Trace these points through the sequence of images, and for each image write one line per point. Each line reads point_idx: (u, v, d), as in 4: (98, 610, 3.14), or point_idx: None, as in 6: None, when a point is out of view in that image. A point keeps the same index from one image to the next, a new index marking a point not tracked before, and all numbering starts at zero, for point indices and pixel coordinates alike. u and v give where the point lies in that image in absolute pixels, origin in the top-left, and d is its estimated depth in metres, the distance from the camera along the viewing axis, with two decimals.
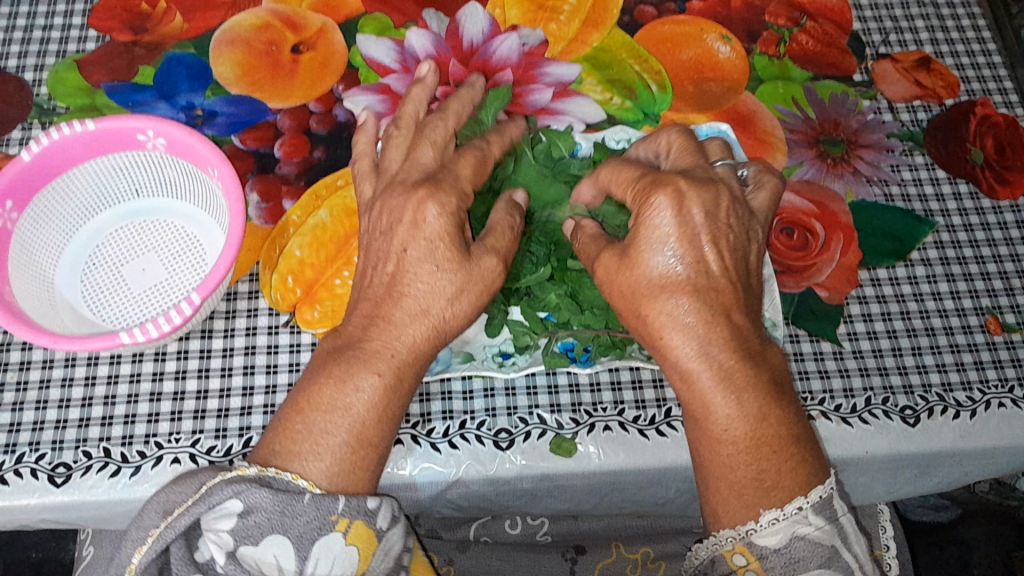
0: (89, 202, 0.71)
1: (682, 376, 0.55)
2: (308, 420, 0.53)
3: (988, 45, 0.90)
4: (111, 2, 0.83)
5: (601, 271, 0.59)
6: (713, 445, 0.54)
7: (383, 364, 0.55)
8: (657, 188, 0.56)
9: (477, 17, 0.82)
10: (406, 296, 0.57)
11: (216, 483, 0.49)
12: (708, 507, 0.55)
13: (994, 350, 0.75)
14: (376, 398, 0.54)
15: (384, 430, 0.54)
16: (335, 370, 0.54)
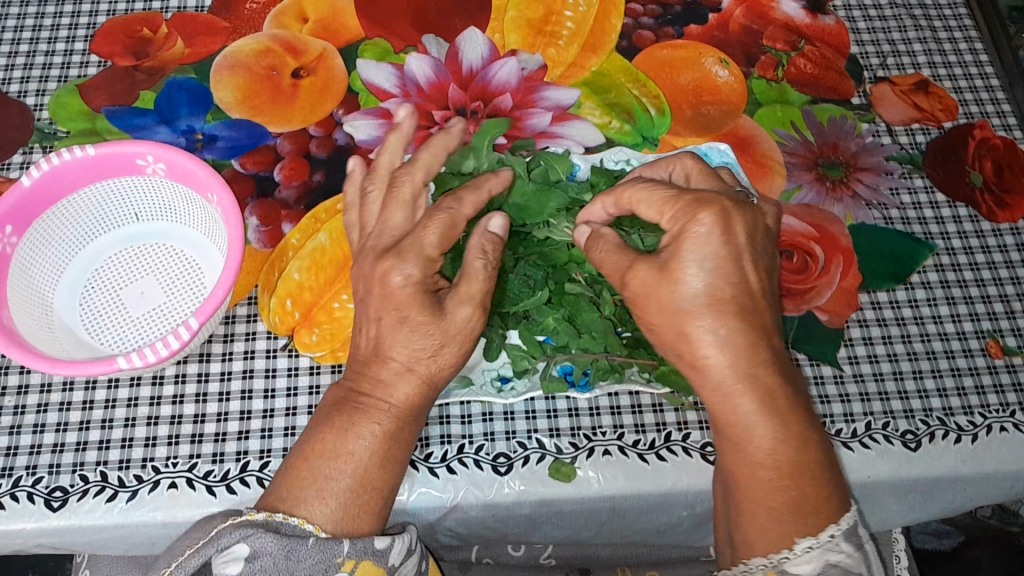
0: (89, 226, 0.72)
1: (719, 397, 0.54)
2: (314, 466, 0.54)
3: (986, 67, 0.90)
4: (113, 28, 0.84)
5: (631, 284, 0.56)
6: (752, 470, 0.54)
7: (383, 415, 0.56)
8: (699, 204, 0.54)
9: (476, 42, 0.82)
10: (389, 357, 0.56)
11: (225, 526, 0.49)
12: (743, 531, 0.55)
13: (995, 374, 0.75)
14: (378, 443, 0.55)
15: (389, 473, 0.55)
16: (337, 421, 0.55)
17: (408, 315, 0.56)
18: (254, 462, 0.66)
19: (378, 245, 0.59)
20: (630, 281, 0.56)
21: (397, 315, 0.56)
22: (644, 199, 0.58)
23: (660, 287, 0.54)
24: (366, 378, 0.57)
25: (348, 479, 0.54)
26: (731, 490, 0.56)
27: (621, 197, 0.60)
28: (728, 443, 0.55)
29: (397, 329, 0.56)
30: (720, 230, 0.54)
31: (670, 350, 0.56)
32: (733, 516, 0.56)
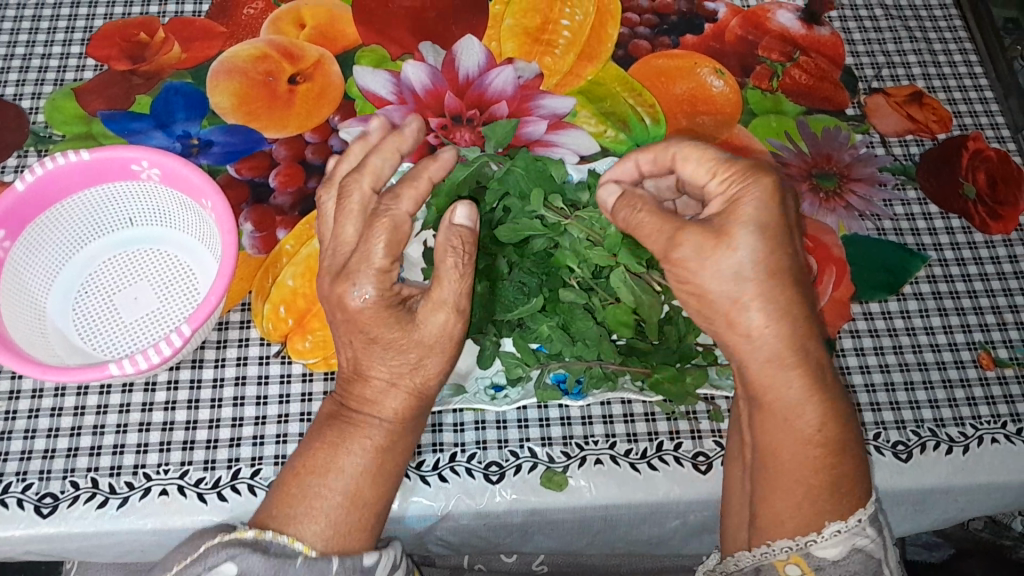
0: (83, 231, 0.72)
1: (770, 374, 0.55)
2: (305, 483, 0.55)
3: (980, 80, 0.91)
4: (110, 32, 0.84)
5: (682, 250, 0.53)
6: (797, 447, 0.56)
7: (374, 430, 0.57)
8: (756, 171, 0.55)
9: (473, 49, 0.82)
10: (370, 377, 0.57)
11: (213, 544, 0.51)
12: (780, 509, 0.57)
13: (986, 386, 0.75)
14: (372, 461, 0.56)
15: (382, 490, 0.57)
16: (328, 436, 0.57)
17: (375, 335, 0.55)
18: (245, 469, 0.66)
19: (332, 266, 0.58)
20: (676, 249, 0.54)
21: (365, 336, 0.56)
22: (693, 161, 0.58)
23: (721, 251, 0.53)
24: (351, 394, 0.58)
25: (338, 495, 0.55)
26: (769, 469, 0.57)
27: (663, 157, 0.60)
28: (771, 422, 0.56)
29: (370, 349, 0.56)
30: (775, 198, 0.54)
31: (717, 322, 0.55)
32: (768, 494, 0.57)
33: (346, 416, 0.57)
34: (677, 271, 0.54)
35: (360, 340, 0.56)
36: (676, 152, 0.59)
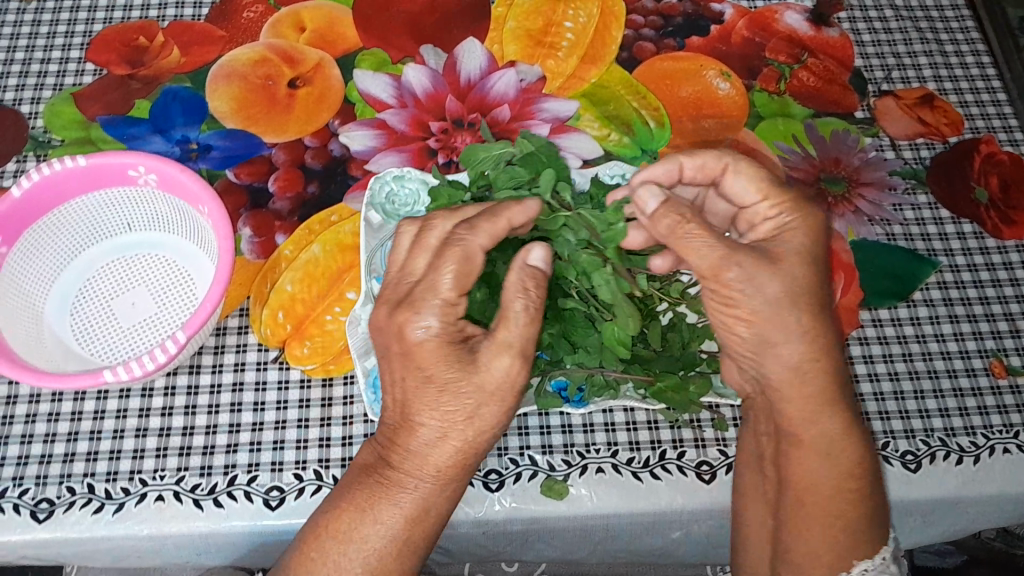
0: (81, 236, 0.72)
1: (812, 411, 0.57)
2: (325, 550, 0.54)
3: (993, 82, 0.89)
4: (110, 37, 0.84)
5: (728, 273, 0.54)
6: (835, 482, 0.57)
7: (406, 497, 0.55)
8: (808, 204, 0.58)
9: (475, 53, 0.82)
10: (421, 426, 0.54)
11: None
12: (816, 543, 0.58)
13: (998, 395, 0.74)
14: (398, 530, 0.55)
15: (405, 564, 0.56)
16: (356, 498, 0.55)
17: (431, 374, 0.53)
18: (242, 475, 0.65)
19: (393, 296, 0.55)
20: (728, 270, 0.54)
21: (420, 375, 0.53)
22: (744, 177, 0.60)
23: (769, 277, 0.54)
24: (395, 447, 0.55)
25: (355, 560, 0.54)
26: (804, 506, 0.58)
27: (712, 165, 0.60)
28: (810, 458, 0.58)
29: (421, 389, 0.54)
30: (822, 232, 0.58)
31: (764, 353, 0.56)
32: (803, 530, 0.58)
33: (383, 472, 0.56)
34: (723, 298, 0.56)
35: (413, 380, 0.54)
36: (729, 163, 0.60)
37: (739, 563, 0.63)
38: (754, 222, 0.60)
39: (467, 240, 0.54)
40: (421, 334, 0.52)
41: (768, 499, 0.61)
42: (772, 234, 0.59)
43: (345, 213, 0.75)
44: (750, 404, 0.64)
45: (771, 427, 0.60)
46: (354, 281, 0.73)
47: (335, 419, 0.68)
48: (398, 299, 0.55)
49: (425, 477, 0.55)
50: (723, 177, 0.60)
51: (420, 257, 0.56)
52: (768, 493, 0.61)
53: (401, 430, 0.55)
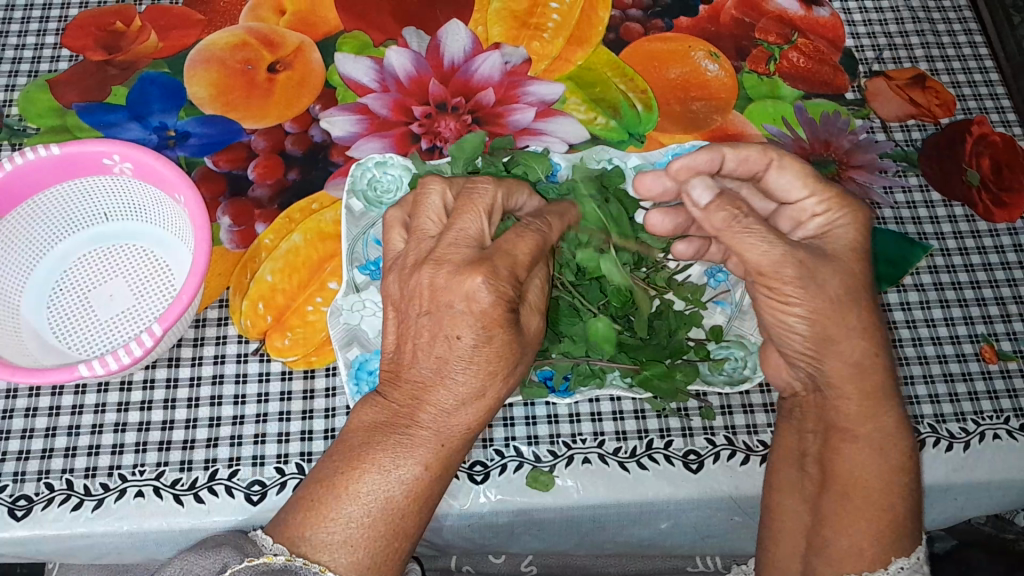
0: (57, 227, 0.70)
1: (865, 401, 0.57)
2: (344, 508, 0.50)
3: (986, 62, 0.88)
4: (86, 21, 0.82)
5: (787, 271, 0.56)
6: (886, 475, 0.56)
7: (428, 454, 0.51)
8: (851, 199, 0.60)
9: (458, 35, 0.80)
10: (457, 383, 0.51)
11: (242, 568, 0.48)
12: (858, 539, 0.55)
13: (989, 380, 0.73)
14: (419, 487, 0.51)
15: (422, 519, 0.52)
16: (379, 456, 0.51)
17: (493, 335, 0.50)
18: (223, 470, 0.65)
19: (457, 255, 0.52)
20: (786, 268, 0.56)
21: (482, 332, 0.50)
22: (790, 173, 0.61)
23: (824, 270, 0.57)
24: (423, 406, 0.52)
25: (374, 518, 0.50)
26: (852, 497, 0.56)
27: (757, 159, 0.62)
28: (863, 450, 0.57)
29: (477, 350, 0.50)
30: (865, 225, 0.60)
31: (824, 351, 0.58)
32: (850, 524, 0.55)
33: (409, 430, 0.51)
34: (781, 301, 0.58)
35: (467, 338, 0.50)
36: (774, 158, 0.61)
37: (765, 556, 0.60)
38: (799, 218, 0.62)
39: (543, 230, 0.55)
40: (493, 299, 0.50)
41: (807, 494, 0.59)
42: (821, 231, 0.61)
43: (326, 201, 0.74)
44: (796, 403, 0.63)
45: (819, 423, 0.60)
46: (337, 271, 0.72)
47: (317, 411, 0.67)
48: (462, 261, 0.51)
49: (454, 437, 0.52)
50: (769, 173, 0.62)
51: (476, 219, 0.53)
52: (808, 486, 0.59)
53: (431, 387, 0.52)
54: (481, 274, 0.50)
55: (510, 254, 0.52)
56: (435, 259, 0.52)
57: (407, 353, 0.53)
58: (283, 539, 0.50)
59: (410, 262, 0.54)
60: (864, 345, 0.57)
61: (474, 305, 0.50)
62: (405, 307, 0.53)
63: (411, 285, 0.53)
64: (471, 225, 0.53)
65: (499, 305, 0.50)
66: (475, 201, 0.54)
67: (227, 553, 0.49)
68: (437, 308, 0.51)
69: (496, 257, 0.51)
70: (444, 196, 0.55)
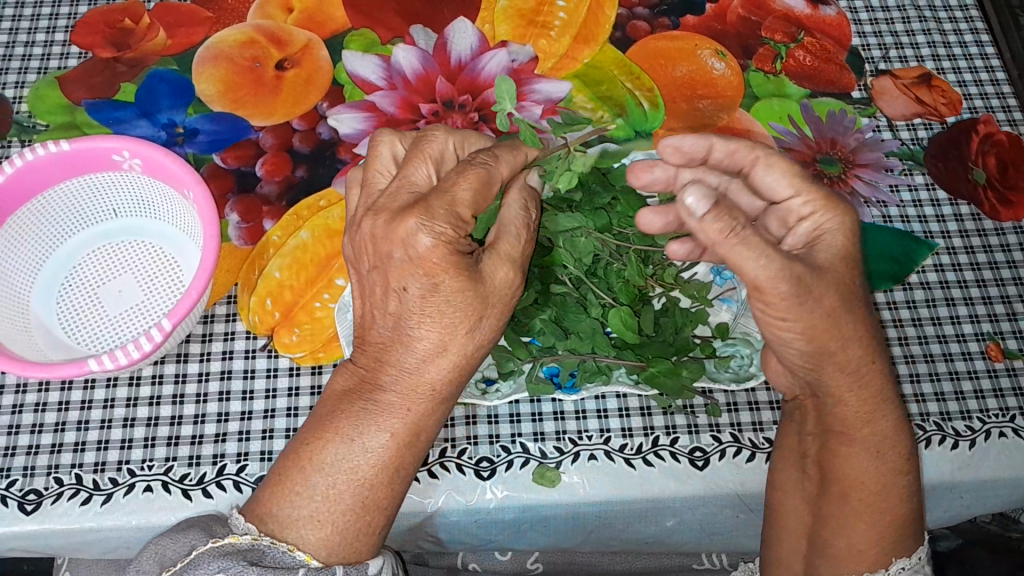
0: (66, 223, 0.71)
1: (862, 398, 0.56)
2: (309, 481, 0.51)
3: (992, 60, 0.88)
4: (95, 19, 0.82)
5: (783, 287, 0.51)
6: (884, 478, 0.57)
7: (396, 422, 0.52)
8: (838, 199, 0.56)
9: (465, 33, 0.80)
10: (416, 340, 0.51)
11: (206, 549, 0.50)
12: (857, 540, 0.57)
13: (994, 378, 0.73)
14: (386, 457, 0.52)
15: (395, 491, 0.53)
16: (344, 425, 0.52)
17: (439, 282, 0.50)
18: (231, 465, 0.65)
19: (393, 204, 0.52)
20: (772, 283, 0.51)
21: (427, 280, 0.50)
22: (777, 171, 0.56)
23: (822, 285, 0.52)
24: (384, 367, 0.52)
25: (342, 492, 0.51)
26: (855, 504, 0.57)
27: (743, 154, 0.58)
28: (859, 454, 0.57)
29: (428, 298, 0.50)
30: (855, 229, 0.56)
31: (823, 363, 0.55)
32: (847, 526, 0.57)
33: (373, 397, 0.52)
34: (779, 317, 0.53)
35: (415, 287, 0.50)
36: (759, 155, 0.57)
37: (768, 557, 0.62)
38: (787, 221, 0.57)
39: (488, 163, 0.52)
40: (430, 239, 0.49)
41: (807, 494, 0.60)
42: (811, 239, 0.56)
43: (334, 198, 0.74)
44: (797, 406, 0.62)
45: (819, 425, 0.59)
46: (344, 268, 0.72)
47: None
48: (398, 208, 0.52)
49: (419, 400, 0.52)
50: (753, 172, 0.57)
51: (422, 166, 0.53)
52: (809, 487, 0.60)
53: (390, 347, 0.52)
54: (414, 215, 0.49)
55: (450, 194, 0.50)
56: (375, 210, 0.52)
57: (368, 315, 0.54)
58: (253, 517, 0.51)
59: (357, 215, 0.55)
60: (861, 353, 0.55)
61: (412, 249, 0.50)
62: (358, 267, 0.54)
63: (356, 237, 0.54)
64: (416, 172, 0.53)
65: (439, 247, 0.49)
66: (424, 148, 0.54)
67: (194, 535, 0.51)
68: (381, 260, 0.52)
69: (433, 197, 0.50)
70: (394, 148, 0.57)
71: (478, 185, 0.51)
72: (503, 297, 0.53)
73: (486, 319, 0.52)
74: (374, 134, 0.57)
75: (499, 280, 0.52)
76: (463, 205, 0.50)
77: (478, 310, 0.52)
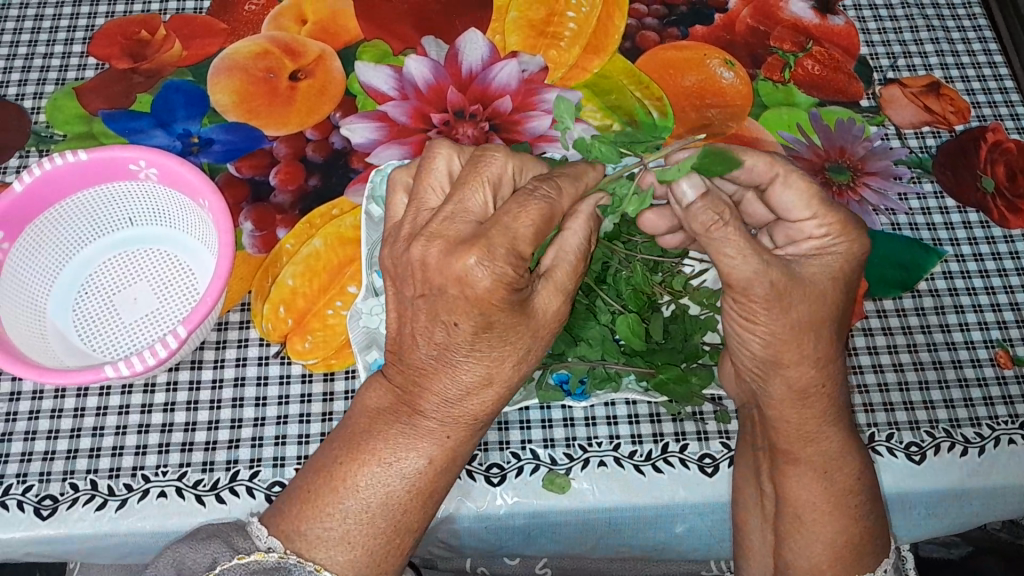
0: (84, 232, 0.72)
1: (801, 419, 0.57)
2: (341, 503, 0.52)
3: (1000, 69, 0.88)
4: (112, 30, 0.84)
5: (757, 289, 0.53)
6: (834, 498, 0.57)
7: (434, 448, 0.53)
8: (857, 228, 0.57)
9: (476, 43, 0.81)
10: (460, 371, 0.51)
11: (231, 565, 0.51)
12: (819, 560, 0.57)
13: (1004, 386, 0.73)
14: (422, 481, 0.53)
15: (426, 513, 0.53)
16: (381, 446, 0.52)
17: (493, 321, 0.49)
18: (244, 471, 0.66)
19: (454, 232, 0.50)
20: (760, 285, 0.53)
21: (481, 320, 0.49)
22: (794, 190, 0.57)
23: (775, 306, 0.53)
24: (426, 394, 0.52)
25: (372, 513, 0.52)
26: (809, 527, 0.57)
27: (762, 169, 0.57)
28: (803, 474, 0.58)
29: (478, 336, 0.50)
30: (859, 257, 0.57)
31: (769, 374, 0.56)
32: (805, 547, 0.57)
33: (411, 420, 0.52)
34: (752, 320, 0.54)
35: (467, 324, 0.50)
36: (780, 173, 0.57)
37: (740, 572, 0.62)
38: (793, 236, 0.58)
39: (550, 198, 0.51)
40: (491, 281, 0.48)
41: (767, 513, 0.61)
42: (813, 252, 0.57)
43: (346, 207, 0.75)
44: (747, 415, 0.63)
45: (766, 442, 0.60)
46: (356, 275, 0.73)
47: (336, 413, 0.68)
48: (454, 238, 0.50)
49: (460, 428, 0.53)
50: (772, 189, 0.57)
51: (479, 193, 0.52)
52: (766, 506, 0.61)
53: (434, 375, 0.52)
54: (475, 253, 0.48)
55: (510, 229, 0.49)
56: (428, 233, 0.51)
57: (408, 337, 0.52)
58: (278, 532, 0.52)
59: (402, 235, 0.53)
60: (813, 373, 0.56)
61: (468, 288, 0.48)
62: (401, 281, 0.53)
63: (404, 257, 0.52)
64: (472, 198, 0.52)
65: (499, 289, 0.48)
66: (482, 170, 0.52)
67: (217, 547, 0.52)
68: (430, 290, 0.50)
69: (493, 233, 0.49)
70: (450, 162, 0.55)
71: (538, 221, 0.50)
72: (552, 327, 0.53)
73: (531, 354, 0.53)
74: (430, 144, 0.55)
75: (551, 310, 0.52)
76: (524, 242, 0.49)
77: (528, 342, 0.52)
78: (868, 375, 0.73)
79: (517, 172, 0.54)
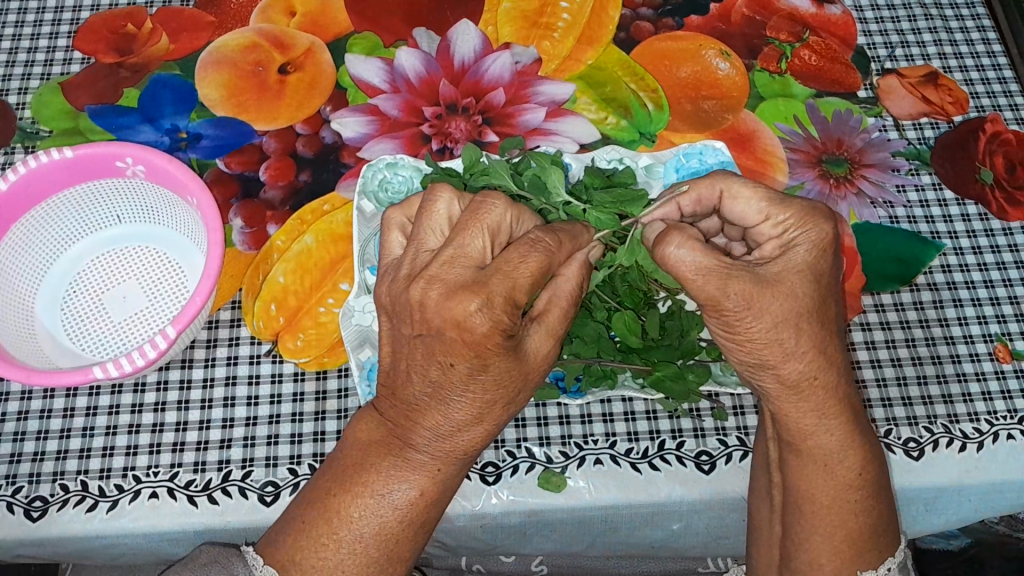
0: (72, 229, 0.71)
1: (824, 419, 0.54)
2: (336, 533, 0.51)
3: (999, 58, 0.87)
4: (97, 23, 0.82)
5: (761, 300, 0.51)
6: (836, 491, 0.55)
7: (425, 480, 0.52)
8: (816, 214, 0.53)
9: (469, 34, 0.80)
10: (452, 408, 0.50)
11: None
12: (818, 555, 0.56)
13: (1002, 380, 0.72)
14: (414, 511, 0.52)
15: (416, 545, 0.53)
16: (371, 480, 0.52)
17: (489, 364, 0.48)
18: (236, 471, 0.65)
19: (449, 276, 0.48)
20: (728, 300, 0.51)
21: (476, 361, 0.48)
22: (742, 200, 0.56)
23: (779, 309, 0.51)
24: (417, 428, 0.51)
25: (368, 544, 0.51)
26: (808, 519, 0.56)
27: (707, 194, 0.58)
28: (809, 468, 0.55)
29: (473, 378, 0.49)
30: (833, 247, 0.53)
31: (761, 372, 0.54)
32: (804, 537, 0.56)
33: (402, 453, 0.51)
34: (744, 349, 0.53)
35: (464, 366, 0.48)
36: (723, 188, 0.57)
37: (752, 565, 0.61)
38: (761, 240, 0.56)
39: (551, 249, 0.49)
40: (489, 326, 0.47)
41: (774, 503, 0.59)
42: (776, 252, 0.54)
43: (337, 203, 0.74)
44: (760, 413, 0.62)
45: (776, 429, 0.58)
46: (348, 272, 0.72)
47: (329, 412, 0.68)
48: (456, 282, 0.48)
49: (450, 460, 0.51)
50: (721, 203, 0.58)
51: (478, 239, 0.49)
52: (775, 498, 0.60)
53: (426, 410, 0.50)
54: (477, 299, 0.46)
55: (511, 278, 0.47)
56: (426, 276, 0.49)
57: (402, 372, 0.51)
58: (273, 562, 0.52)
59: (402, 275, 0.52)
60: (803, 367, 0.53)
61: (467, 332, 0.47)
62: (397, 321, 0.51)
63: (402, 299, 0.50)
64: (471, 243, 0.49)
65: (496, 334, 0.47)
66: (482, 216, 0.50)
67: None
68: (425, 330, 0.49)
69: (494, 280, 0.47)
70: (452, 206, 0.53)
71: (536, 272, 0.48)
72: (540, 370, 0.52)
73: (519, 391, 0.51)
74: (431, 185, 0.53)
75: (541, 356, 0.51)
76: (521, 290, 0.48)
77: (518, 386, 0.51)
78: (863, 370, 0.73)
79: (515, 221, 0.52)
